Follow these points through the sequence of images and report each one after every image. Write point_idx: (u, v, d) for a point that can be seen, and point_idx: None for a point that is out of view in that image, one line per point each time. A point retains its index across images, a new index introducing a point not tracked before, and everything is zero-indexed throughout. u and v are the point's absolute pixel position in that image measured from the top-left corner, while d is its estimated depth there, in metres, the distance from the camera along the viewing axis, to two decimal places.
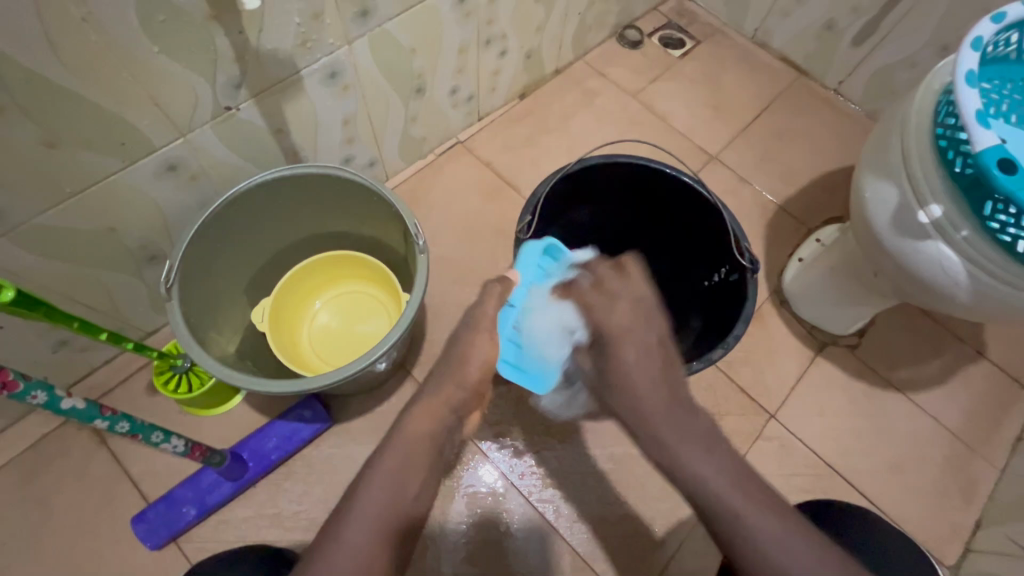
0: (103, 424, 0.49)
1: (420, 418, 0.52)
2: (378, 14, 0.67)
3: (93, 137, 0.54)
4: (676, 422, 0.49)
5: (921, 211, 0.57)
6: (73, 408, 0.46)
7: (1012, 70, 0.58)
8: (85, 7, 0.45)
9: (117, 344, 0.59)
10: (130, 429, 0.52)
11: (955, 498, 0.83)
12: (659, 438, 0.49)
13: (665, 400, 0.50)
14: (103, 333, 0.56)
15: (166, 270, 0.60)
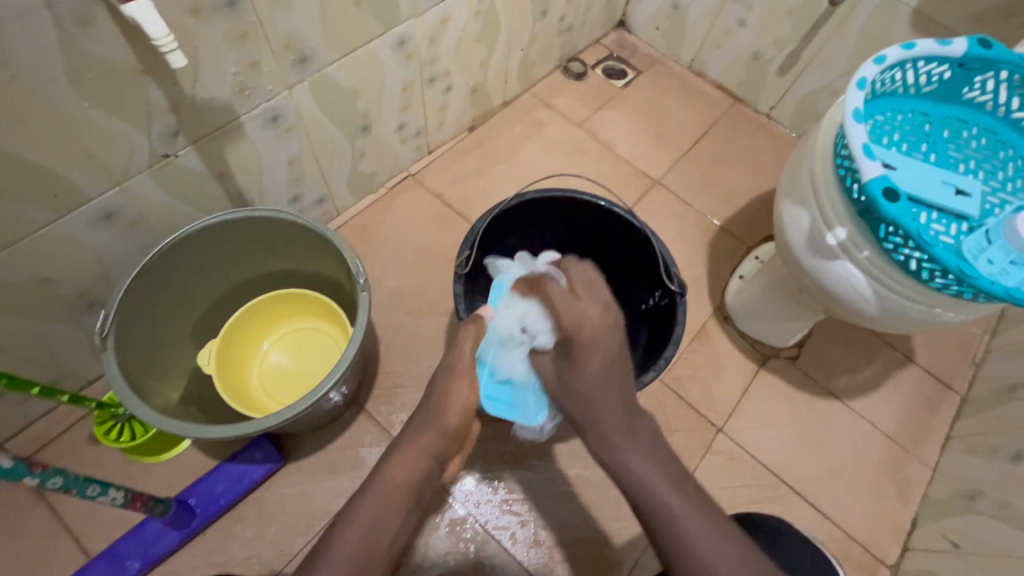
0: (32, 481, 0.48)
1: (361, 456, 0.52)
2: (317, 60, 0.70)
3: (22, 191, 0.54)
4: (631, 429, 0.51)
5: (829, 234, 0.62)
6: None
7: (900, 103, 0.66)
8: (10, 69, 0.46)
9: (50, 396, 0.58)
10: (63, 484, 0.51)
11: (893, 498, 0.87)
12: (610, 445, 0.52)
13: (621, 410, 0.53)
14: (36, 388, 0.55)
15: (101, 320, 0.59)
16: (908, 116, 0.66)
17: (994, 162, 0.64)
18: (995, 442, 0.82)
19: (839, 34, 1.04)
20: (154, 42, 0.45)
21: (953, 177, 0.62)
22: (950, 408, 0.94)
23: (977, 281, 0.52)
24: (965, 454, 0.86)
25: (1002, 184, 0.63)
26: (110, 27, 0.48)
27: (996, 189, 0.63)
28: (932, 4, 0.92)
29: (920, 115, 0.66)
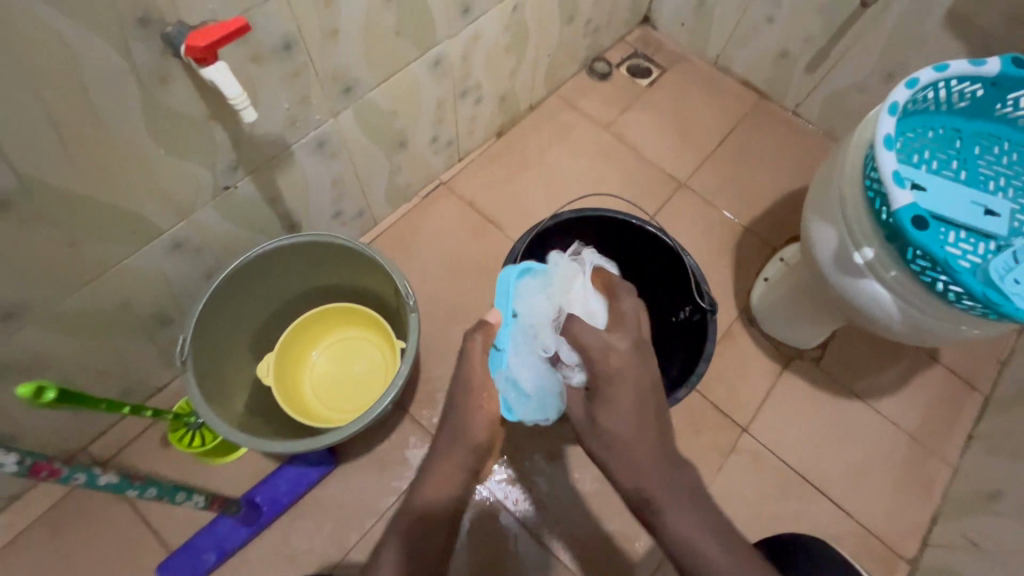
0: (133, 493, 0.55)
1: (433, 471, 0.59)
2: (360, 88, 0.73)
3: (107, 230, 0.59)
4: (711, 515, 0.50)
5: (857, 253, 0.64)
6: (109, 483, 0.51)
7: (930, 121, 0.67)
8: (100, 127, 0.50)
9: (138, 413, 0.63)
10: (157, 493, 0.58)
11: (914, 495, 0.91)
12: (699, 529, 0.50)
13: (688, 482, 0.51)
14: (125, 407, 0.60)
15: (179, 343, 0.65)
16: (940, 134, 0.67)
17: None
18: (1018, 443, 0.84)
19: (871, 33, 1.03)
20: (229, 101, 0.49)
21: (983, 196, 0.63)
22: (972, 407, 0.96)
23: (1000, 305, 0.54)
24: (987, 453, 0.88)
25: None
26: (184, 80, 0.52)
27: None
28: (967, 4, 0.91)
29: (952, 132, 0.67)
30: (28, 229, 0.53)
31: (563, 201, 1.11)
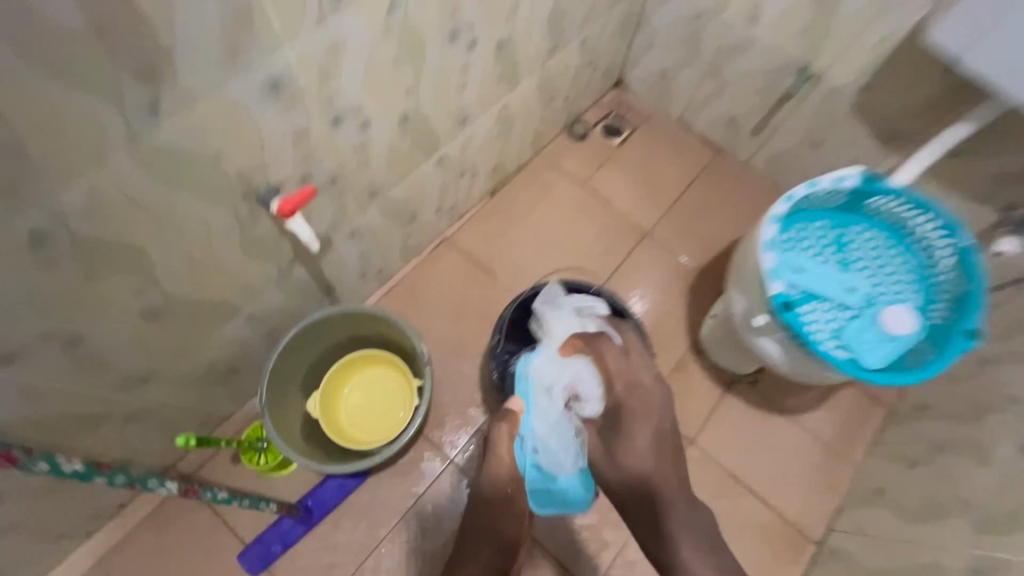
0: (236, 503, 0.84)
1: None
2: (382, 191, 0.94)
3: (206, 317, 0.80)
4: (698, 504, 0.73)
5: (756, 318, 0.85)
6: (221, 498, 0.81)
7: (812, 217, 0.89)
8: (211, 256, 0.72)
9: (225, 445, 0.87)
10: (249, 503, 0.86)
11: (824, 491, 1.14)
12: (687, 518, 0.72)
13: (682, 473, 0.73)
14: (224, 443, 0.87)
15: (259, 392, 0.91)
16: (821, 225, 0.89)
17: (883, 260, 0.88)
18: (901, 451, 1.07)
19: (800, 111, 1.23)
20: (302, 239, 0.75)
21: (848, 275, 0.86)
22: (879, 421, 1.19)
23: (840, 365, 0.77)
24: (881, 458, 1.11)
25: (886, 279, 0.87)
26: (262, 219, 0.73)
27: (879, 281, 0.87)
28: (870, 100, 1.11)
29: (830, 224, 0.89)
30: (159, 325, 0.74)
31: (547, 251, 1.33)
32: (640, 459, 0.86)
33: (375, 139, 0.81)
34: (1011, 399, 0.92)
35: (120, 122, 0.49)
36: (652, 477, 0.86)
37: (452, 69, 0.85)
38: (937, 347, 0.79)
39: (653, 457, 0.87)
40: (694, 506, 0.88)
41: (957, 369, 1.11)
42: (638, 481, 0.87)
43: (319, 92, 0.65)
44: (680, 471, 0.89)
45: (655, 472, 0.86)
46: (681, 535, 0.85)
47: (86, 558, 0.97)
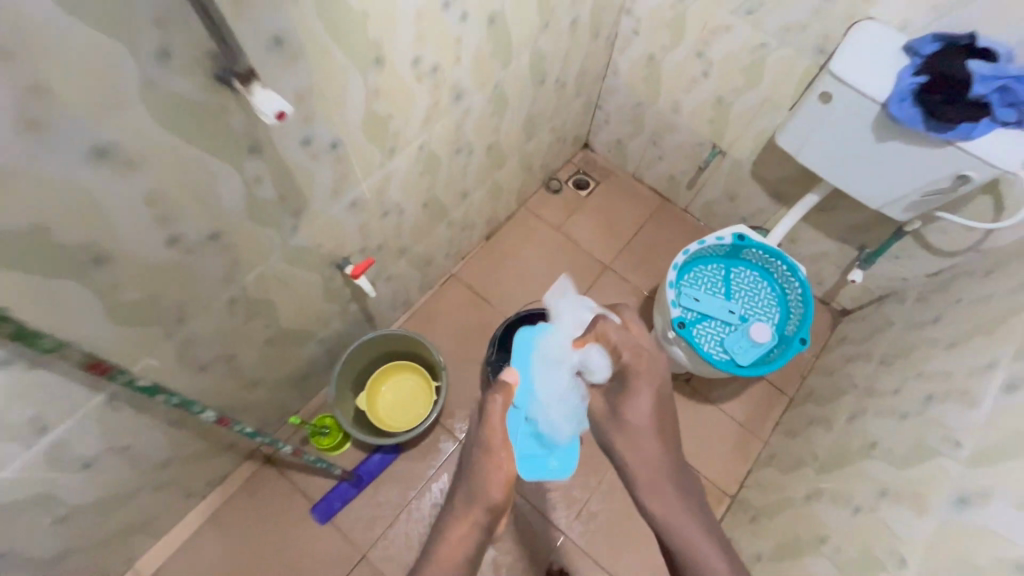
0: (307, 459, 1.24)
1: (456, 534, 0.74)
2: (408, 249, 1.33)
3: (296, 341, 1.19)
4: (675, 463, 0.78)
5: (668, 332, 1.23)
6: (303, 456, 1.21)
7: (704, 263, 1.29)
8: (306, 301, 1.10)
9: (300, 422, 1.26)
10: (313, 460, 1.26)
11: (739, 459, 1.50)
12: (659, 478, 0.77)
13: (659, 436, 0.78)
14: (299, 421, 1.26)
15: (328, 391, 1.30)
16: (712, 267, 1.29)
17: (755, 290, 1.27)
18: (791, 427, 1.44)
19: (718, 174, 1.62)
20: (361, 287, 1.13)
21: (730, 301, 1.25)
22: (781, 405, 1.56)
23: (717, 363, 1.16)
24: (779, 433, 1.49)
25: (757, 303, 1.26)
26: (336, 277, 1.12)
27: (752, 306, 1.26)
28: (762, 170, 1.50)
29: (719, 266, 1.29)
30: (271, 349, 1.12)
31: (529, 282, 1.71)
32: (645, 442, 0.77)
33: (406, 219, 1.21)
34: (854, 385, 1.30)
35: (280, 236, 0.88)
36: (646, 450, 0.77)
37: (455, 168, 1.24)
38: (784, 349, 1.18)
39: (655, 423, 0.78)
40: (686, 471, 0.78)
41: (832, 365, 1.49)
42: (646, 458, 0.77)
43: (375, 201, 1.05)
44: (674, 444, 0.79)
45: (654, 444, 0.77)
46: (679, 514, 0.75)
47: (200, 516, 1.34)
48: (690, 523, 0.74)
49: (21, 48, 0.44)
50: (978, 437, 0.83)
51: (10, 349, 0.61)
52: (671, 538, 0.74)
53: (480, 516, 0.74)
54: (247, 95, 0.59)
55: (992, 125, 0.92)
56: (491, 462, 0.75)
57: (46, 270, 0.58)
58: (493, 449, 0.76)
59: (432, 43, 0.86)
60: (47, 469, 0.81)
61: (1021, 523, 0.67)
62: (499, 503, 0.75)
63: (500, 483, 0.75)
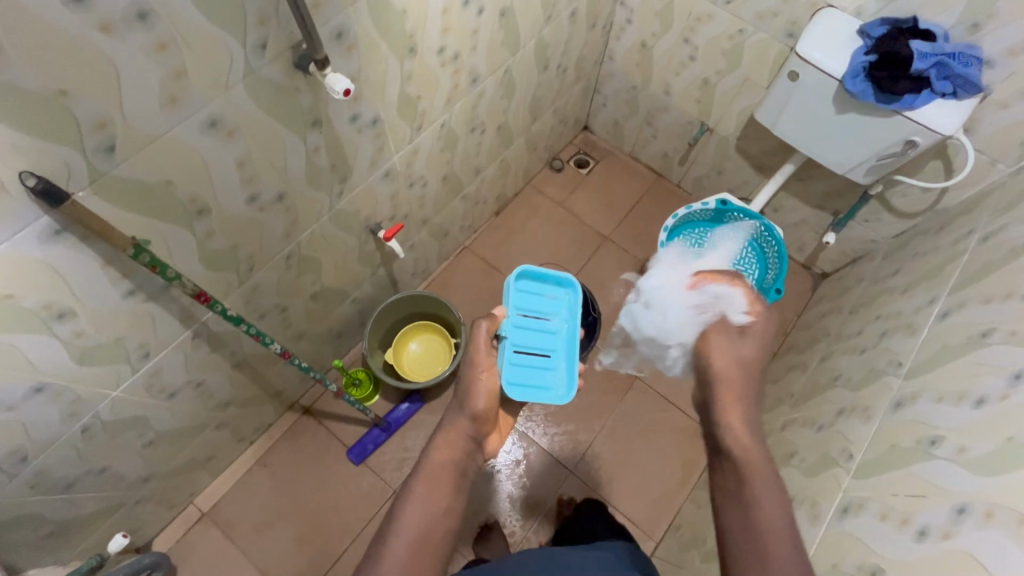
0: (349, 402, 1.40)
1: (445, 439, 0.85)
2: (428, 219, 1.49)
3: (334, 299, 1.35)
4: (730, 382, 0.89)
5: None
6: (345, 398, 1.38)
7: (692, 228, 1.45)
8: (344, 262, 1.27)
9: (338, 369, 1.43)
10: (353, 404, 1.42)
11: (727, 405, 1.66)
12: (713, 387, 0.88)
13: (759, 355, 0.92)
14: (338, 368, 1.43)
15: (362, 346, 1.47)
16: (698, 230, 1.46)
17: (737, 249, 1.44)
18: (775, 375, 1.60)
19: (707, 150, 1.77)
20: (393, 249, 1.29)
21: None
22: (766, 358, 1.72)
23: None
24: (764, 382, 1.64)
25: (739, 260, 1.43)
26: (370, 241, 1.29)
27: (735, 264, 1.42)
28: (746, 145, 1.65)
29: (705, 230, 1.46)
30: (314, 305, 1.29)
31: (536, 253, 1.87)
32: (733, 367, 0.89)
33: (428, 191, 1.37)
34: (827, 334, 1.47)
35: (328, 200, 1.05)
36: (737, 381, 0.88)
37: (469, 145, 1.39)
38: (761, 298, 1.35)
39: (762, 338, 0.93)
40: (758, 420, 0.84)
41: (811, 320, 1.65)
42: (726, 395, 0.86)
43: (404, 173, 1.21)
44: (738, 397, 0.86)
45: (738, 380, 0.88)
46: (738, 444, 0.80)
47: (251, 458, 1.53)
48: (752, 455, 0.78)
49: (175, 43, 0.60)
50: (915, 355, 1.00)
51: (136, 281, 0.79)
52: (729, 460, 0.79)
53: (468, 425, 0.87)
54: (322, 76, 0.75)
55: (932, 96, 1.09)
56: (475, 373, 0.93)
57: (167, 217, 0.75)
58: (478, 365, 0.94)
59: (454, 34, 1.02)
60: (145, 394, 0.99)
61: (937, 410, 0.84)
62: (484, 410, 0.89)
63: (485, 392, 0.91)
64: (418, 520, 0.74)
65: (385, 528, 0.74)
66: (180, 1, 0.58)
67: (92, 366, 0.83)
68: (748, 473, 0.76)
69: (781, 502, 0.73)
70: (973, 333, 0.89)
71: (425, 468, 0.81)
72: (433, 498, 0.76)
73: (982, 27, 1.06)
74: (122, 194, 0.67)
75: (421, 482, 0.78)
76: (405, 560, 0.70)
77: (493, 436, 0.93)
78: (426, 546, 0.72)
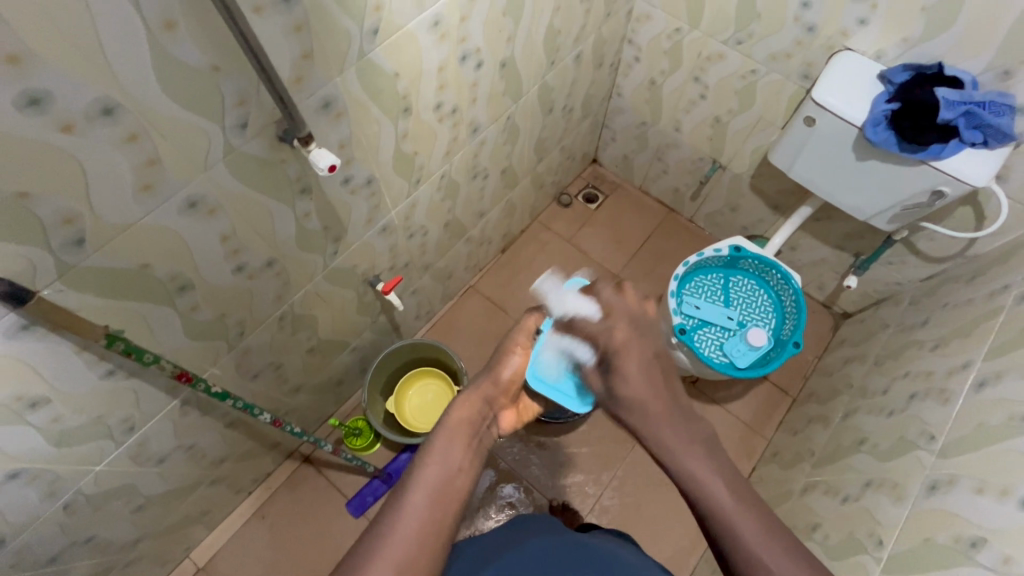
0: (342, 456, 1.35)
1: (463, 407, 0.73)
2: (429, 264, 1.44)
3: (332, 350, 1.31)
4: (682, 420, 0.72)
5: (671, 338, 1.33)
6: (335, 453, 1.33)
7: (702, 272, 1.39)
8: (340, 316, 1.22)
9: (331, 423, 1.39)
10: (348, 458, 1.38)
11: (743, 456, 1.58)
12: (655, 434, 0.71)
13: (665, 399, 0.73)
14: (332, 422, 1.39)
15: (362, 396, 1.42)
16: (711, 277, 1.39)
17: (752, 298, 1.37)
18: (795, 426, 1.51)
19: (720, 187, 1.71)
20: (391, 301, 1.25)
21: (729, 309, 1.36)
22: (785, 406, 1.63)
23: (716, 366, 1.26)
24: (783, 431, 1.55)
25: (754, 309, 1.36)
26: (368, 292, 1.24)
27: (748, 314, 1.36)
28: (762, 183, 1.59)
29: (718, 276, 1.39)
30: (311, 359, 1.25)
31: None
32: (639, 392, 0.73)
33: (429, 239, 1.33)
34: (851, 385, 1.38)
35: (322, 261, 1.01)
36: (653, 409, 0.72)
37: (470, 190, 1.34)
38: (779, 352, 1.28)
39: (644, 383, 0.73)
40: (694, 422, 0.72)
41: (833, 366, 1.57)
42: (653, 436, 0.71)
43: (403, 225, 1.18)
44: (673, 390, 0.74)
45: (652, 401, 0.72)
46: (709, 475, 0.67)
47: (248, 508, 1.48)
48: (722, 490, 0.66)
49: (146, 133, 0.57)
50: (950, 430, 0.92)
51: (116, 361, 0.76)
52: (685, 482, 0.68)
53: (490, 391, 0.78)
54: (306, 152, 0.72)
55: (960, 146, 1.02)
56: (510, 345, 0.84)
57: (144, 297, 0.72)
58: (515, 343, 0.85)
59: (451, 89, 0.98)
60: (132, 464, 0.95)
61: (977, 505, 0.77)
62: (508, 381, 0.81)
63: (515, 367, 0.82)
64: (435, 474, 0.63)
65: (404, 483, 0.62)
66: (150, 92, 0.55)
67: (72, 446, 0.80)
68: (732, 517, 0.64)
69: (775, 533, 0.63)
70: (1015, 414, 0.82)
71: (442, 427, 0.70)
72: (450, 451, 0.66)
73: (1014, 74, 0.99)
74: (94, 282, 0.64)
75: (440, 436, 0.68)
76: (422, 519, 0.59)
77: (509, 414, 0.81)
78: (442, 505, 0.61)
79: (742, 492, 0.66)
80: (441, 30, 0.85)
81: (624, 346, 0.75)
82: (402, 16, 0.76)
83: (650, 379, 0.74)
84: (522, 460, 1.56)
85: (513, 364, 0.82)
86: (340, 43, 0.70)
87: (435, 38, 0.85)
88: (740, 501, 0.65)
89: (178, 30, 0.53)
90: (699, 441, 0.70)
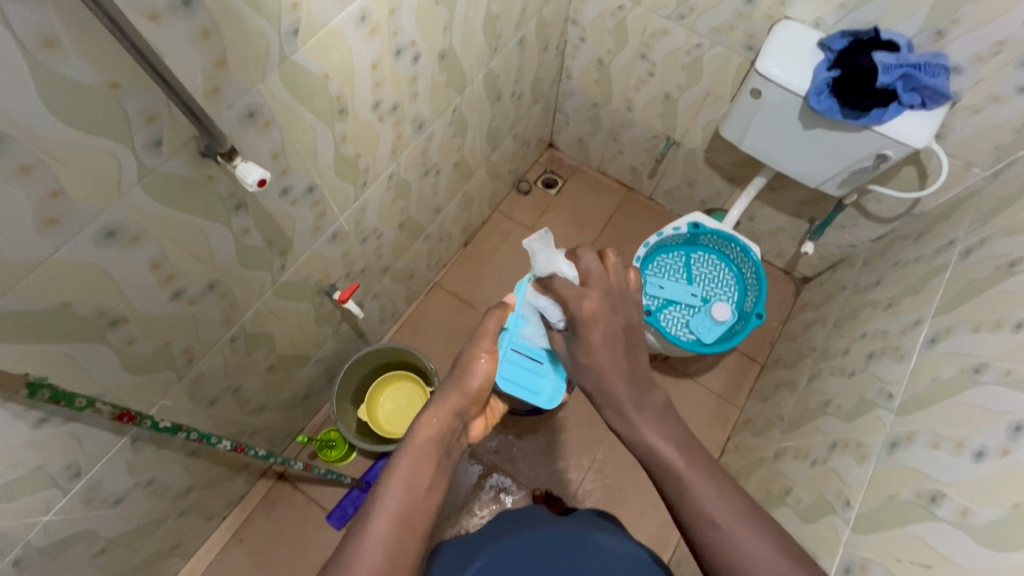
0: (316, 472, 1.31)
1: (430, 423, 0.70)
2: (388, 266, 1.40)
3: (294, 364, 1.26)
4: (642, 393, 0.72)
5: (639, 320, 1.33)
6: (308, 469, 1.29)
7: (662, 250, 1.39)
8: (300, 329, 1.18)
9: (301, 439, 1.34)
10: (323, 473, 1.34)
11: (718, 426, 1.61)
12: (617, 402, 0.72)
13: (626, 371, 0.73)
14: (301, 438, 1.34)
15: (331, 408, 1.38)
16: (673, 255, 1.40)
17: (714, 272, 1.39)
18: (765, 393, 1.54)
19: (675, 163, 1.71)
20: (351, 310, 1.20)
21: (692, 285, 1.37)
22: (754, 373, 1.67)
23: (684, 344, 1.28)
24: (754, 399, 1.59)
25: (716, 284, 1.38)
26: (325, 303, 1.20)
27: (710, 289, 1.37)
28: (714, 156, 1.59)
29: (680, 254, 1.40)
30: (272, 377, 1.20)
31: (509, 283, 1.79)
32: (596, 358, 0.74)
33: (384, 241, 1.29)
34: (813, 349, 1.42)
35: (270, 276, 0.97)
36: (611, 374, 0.73)
37: (423, 186, 1.30)
38: (744, 324, 1.30)
39: (609, 347, 0.74)
40: (652, 393, 0.73)
41: (796, 331, 1.60)
42: (611, 403, 0.72)
43: (354, 230, 1.13)
44: (634, 365, 0.74)
45: (611, 370, 0.73)
46: (668, 446, 0.67)
47: (225, 534, 1.44)
48: (701, 488, 0.64)
49: (42, 163, 0.52)
50: (906, 387, 0.94)
51: (49, 408, 0.71)
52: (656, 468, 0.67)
53: (459, 403, 0.73)
54: (231, 168, 0.67)
55: (900, 109, 1.04)
56: (477, 353, 0.77)
57: (70, 338, 0.67)
58: (482, 345, 0.78)
59: (389, 86, 0.94)
60: (85, 509, 0.90)
61: (934, 459, 0.79)
62: (477, 391, 0.75)
63: (483, 374, 0.76)
64: (399, 502, 0.60)
65: (366, 512, 0.60)
66: (39, 118, 0.50)
67: (11, 501, 0.75)
68: (688, 482, 0.64)
69: (738, 506, 0.62)
70: (965, 367, 0.84)
71: (408, 447, 0.66)
72: (416, 476, 0.63)
73: (946, 34, 1.02)
74: (6, 330, 0.59)
75: (404, 460, 0.64)
76: (386, 552, 0.57)
77: (479, 419, 0.79)
78: (408, 534, 0.59)
79: (697, 457, 0.67)
80: (370, 25, 0.81)
81: (591, 311, 0.75)
82: (324, 13, 0.72)
83: (618, 350, 0.74)
84: (503, 450, 1.55)
85: (481, 371, 0.76)
86: (257, 47, 0.65)
87: (364, 34, 0.81)
88: (696, 465, 0.65)
89: (62, 47, 0.48)
90: (652, 410, 0.71)
